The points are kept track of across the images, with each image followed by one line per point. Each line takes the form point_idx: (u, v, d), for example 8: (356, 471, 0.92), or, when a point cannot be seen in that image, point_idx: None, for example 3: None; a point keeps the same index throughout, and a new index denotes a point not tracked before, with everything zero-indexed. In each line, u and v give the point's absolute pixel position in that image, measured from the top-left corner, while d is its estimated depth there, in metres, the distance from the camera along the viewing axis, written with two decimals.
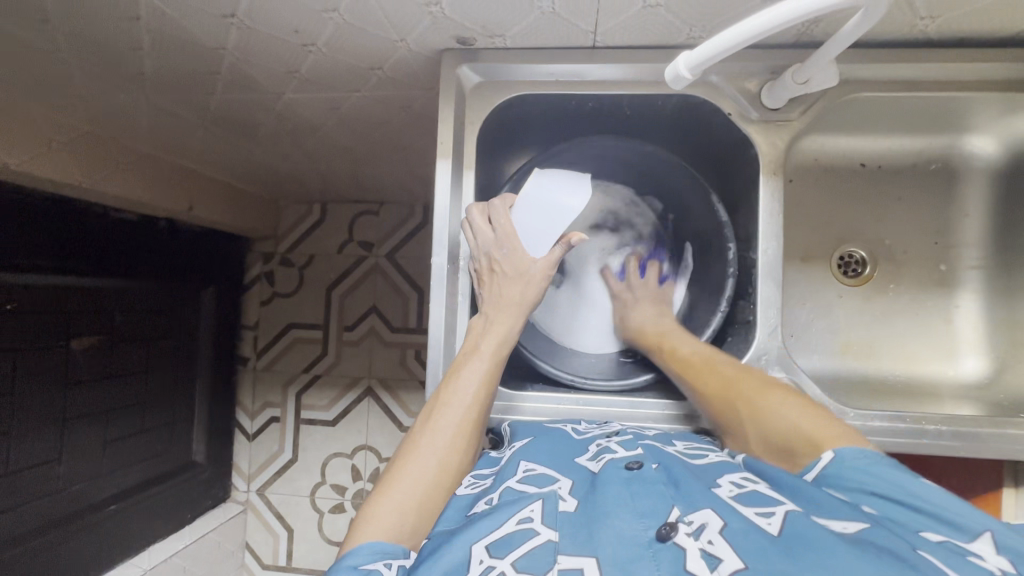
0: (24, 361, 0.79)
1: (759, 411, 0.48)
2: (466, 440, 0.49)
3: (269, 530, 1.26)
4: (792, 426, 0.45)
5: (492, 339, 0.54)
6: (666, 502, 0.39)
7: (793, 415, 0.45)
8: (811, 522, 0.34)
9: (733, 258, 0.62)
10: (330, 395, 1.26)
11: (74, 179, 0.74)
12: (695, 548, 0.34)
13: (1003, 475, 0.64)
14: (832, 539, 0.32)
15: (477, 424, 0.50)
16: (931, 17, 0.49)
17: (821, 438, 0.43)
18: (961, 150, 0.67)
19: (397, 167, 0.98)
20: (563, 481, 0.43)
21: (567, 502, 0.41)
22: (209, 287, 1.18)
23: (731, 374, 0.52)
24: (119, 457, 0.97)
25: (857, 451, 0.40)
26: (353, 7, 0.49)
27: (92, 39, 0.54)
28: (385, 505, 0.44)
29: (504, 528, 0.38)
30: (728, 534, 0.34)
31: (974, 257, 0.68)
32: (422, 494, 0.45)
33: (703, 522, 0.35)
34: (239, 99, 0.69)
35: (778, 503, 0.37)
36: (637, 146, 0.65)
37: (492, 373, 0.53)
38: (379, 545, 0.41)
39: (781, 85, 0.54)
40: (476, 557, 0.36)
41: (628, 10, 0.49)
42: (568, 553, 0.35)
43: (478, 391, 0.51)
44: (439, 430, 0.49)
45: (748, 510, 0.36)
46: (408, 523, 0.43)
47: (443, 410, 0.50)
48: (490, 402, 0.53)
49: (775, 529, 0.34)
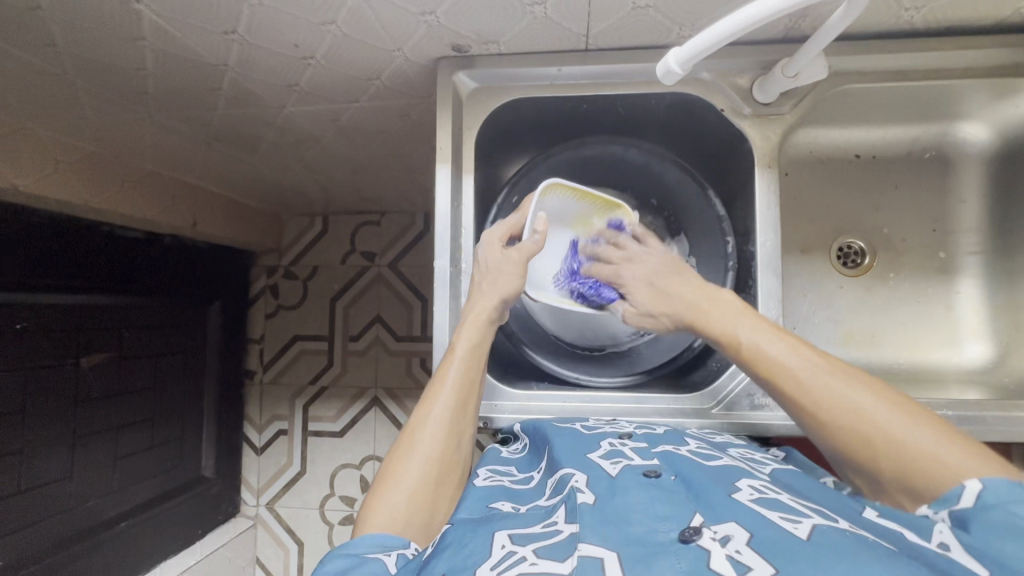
0: (36, 380, 0.80)
1: (885, 437, 0.40)
2: (450, 430, 0.49)
3: (279, 544, 1.26)
4: (944, 468, 0.37)
5: (470, 334, 0.54)
6: (687, 508, 0.39)
7: (953, 461, 0.37)
8: (839, 534, 0.34)
9: (731, 252, 0.64)
10: (337, 406, 1.26)
11: (79, 199, 0.75)
12: (721, 553, 0.33)
13: (1012, 458, 0.63)
14: (857, 548, 0.32)
15: (461, 412, 0.50)
16: (916, 8, 0.50)
17: (946, 466, 0.37)
18: (954, 137, 0.68)
19: (397, 176, 0.99)
20: (579, 474, 0.44)
21: (586, 493, 0.41)
22: (215, 303, 1.19)
23: (834, 388, 0.42)
24: (129, 474, 0.98)
25: (1006, 483, 0.35)
26: (350, 19, 0.50)
27: (98, 62, 0.56)
28: (382, 502, 0.44)
29: (531, 529, 0.39)
30: (756, 545, 0.33)
31: (972, 243, 0.68)
32: (414, 489, 0.45)
33: (728, 532, 0.35)
34: (241, 114, 0.70)
35: (805, 513, 0.36)
36: (636, 144, 0.67)
37: (472, 361, 0.53)
38: (379, 537, 0.41)
39: (773, 80, 0.55)
40: (498, 543, 0.37)
41: (617, 13, 0.50)
42: (589, 543, 0.35)
43: (460, 379, 0.52)
44: (425, 427, 0.49)
45: (772, 514, 0.36)
46: (399, 518, 0.43)
47: (429, 407, 0.50)
48: (476, 391, 0.53)
49: (803, 535, 0.34)
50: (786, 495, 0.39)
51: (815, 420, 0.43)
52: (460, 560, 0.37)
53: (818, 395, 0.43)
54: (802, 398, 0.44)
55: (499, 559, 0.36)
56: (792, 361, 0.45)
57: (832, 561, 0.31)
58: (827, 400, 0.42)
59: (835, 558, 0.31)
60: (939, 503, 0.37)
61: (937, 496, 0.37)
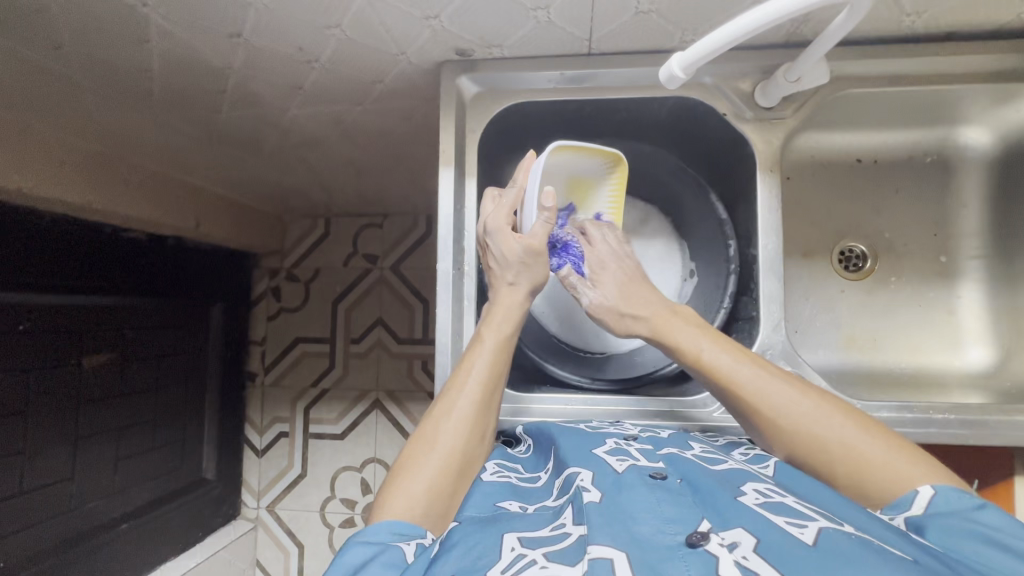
0: (38, 380, 0.80)
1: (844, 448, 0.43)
2: (473, 423, 0.49)
3: (280, 547, 1.26)
4: (897, 476, 0.41)
5: (494, 325, 0.54)
6: (694, 511, 0.39)
7: (903, 469, 0.41)
8: (846, 538, 0.34)
9: (733, 256, 0.64)
10: (338, 409, 1.26)
11: (84, 201, 0.76)
12: (729, 559, 0.33)
13: (1013, 463, 0.63)
14: (864, 556, 0.32)
15: (485, 407, 0.50)
16: (917, 13, 0.50)
17: (898, 473, 0.41)
18: (955, 142, 0.68)
19: (400, 178, 1.00)
20: (585, 473, 0.44)
21: (591, 492, 0.41)
22: (218, 304, 1.19)
23: (797, 403, 0.45)
24: (131, 475, 0.97)
25: (952, 489, 0.39)
26: (355, 23, 0.50)
27: (104, 63, 0.56)
28: (400, 490, 0.44)
29: (539, 532, 0.39)
30: (763, 551, 0.33)
31: (973, 247, 0.69)
32: (434, 479, 0.45)
33: (735, 538, 0.35)
34: (244, 116, 0.71)
35: (810, 517, 0.36)
36: (636, 146, 0.68)
37: (501, 355, 0.53)
38: (399, 526, 0.41)
39: (774, 84, 0.55)
40: (508, 545, 0.37)
41: (620, 18, 0.51)
42: (598, 544, 0.35)
43: (486, 372, 0.52)
44: (448, 418, 0.49)
45: (779, 518, 0.36)
46: (419, 507, 0.43)
47: (453, 398, 0.50)
48: (499, 387, 0.53)
49: (810, 540, 0.34)
50: (793, 498, 0.39)
51: (777, 433, 0.46)
52: (469, 561, 0.37)
53: (782, 409, 0.45)
54: (764, 411, 0.46)
55: (507, 562, 0.36)
56: (754, 376, 0.47)
57: (841, 570, 0.31)
58: (789, 414, 0.45)
59: (842, 566, 0.31)
60: (892, 508, 0.40)
61: (890, 501, 0.41)
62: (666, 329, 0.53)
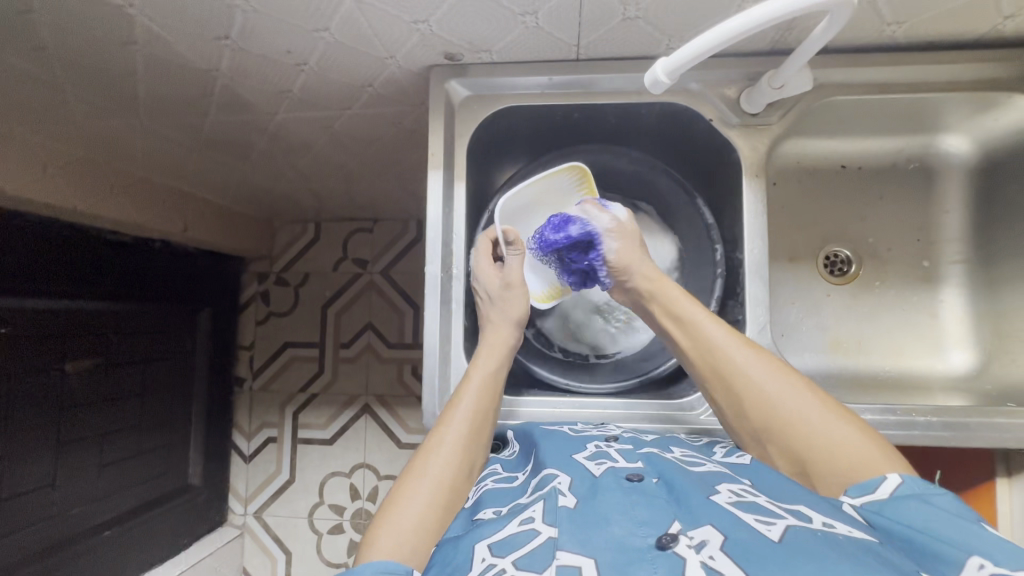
0: (19, 385, 0.79)
1: (800, 424, 0.45)
2: (461, 460, 0.49)
3: (266, 554, 1.24)
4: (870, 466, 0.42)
5: (482, 371, 0.55)
6: (666, 512, 0.39)
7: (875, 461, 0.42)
8: (812, 533, 0.34)
9: (720, 259, 0.65)
10: (327, 414, 1.25)
11: (70, 203, 0.75)
12: (696, 559, 0.34)
13: (995, 464, 0.64)
14: (829, 551, 0.33)
15: (474, 444, 0.51)
16: (898, 23, 0.51)
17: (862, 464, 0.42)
18: (936, 149, 0.69)
19: (391, 183, 1.00)
20: (563, 477, 0.44)
21: (567, 497, 0.42)
22: (204, 310, 1.18)
23: (767, 376, 0.47)
24: (114, 482, 0.96)
25: (921, 482, 0.40)
26: (343, 27, 0.51)
27: (90, 66, 0.56)
28: (386, 529, 0.43)
29: (507, 531, 0.39)
30: (730, 549, 0.34)
31: (955, 253, 0.70)
32: (421, 515, 0.44)
33: (703, 537, 0.36)
34: (233, 120, 0.71)
35: (779, 514, 0.37)
36: (626, 151, 0.69)
37: (485, 394, 0.54)
38: (385, 565, 0.39)
39: (758, 90, 0.56)
40: (478, 556, 0.37)
41: (607, 23, 0.51)
42: (568, 551, 0.36)
43: (472, 411, 0.53)
44: (433, 455, 0.49)
45: (748, 515, 0.37)
46: (408, 542, 0.42)
47: (437, 437, 0.51)
48: (490, 426, 0.54)
49: (776, 537, 0.34)
50: (765, 498, 0.40)
51: (756, 403, 0.47)
52: None
53: (758, 381, 0.47)
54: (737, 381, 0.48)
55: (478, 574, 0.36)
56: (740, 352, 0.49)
57: (803, 564, 0.32)
58: (761, 387, 0.47)
59: (806, 559, 0.32)
60: (855, 489, 0.41)
61: (857, 483, 0.41)
62: (660, 288, 0.55)
